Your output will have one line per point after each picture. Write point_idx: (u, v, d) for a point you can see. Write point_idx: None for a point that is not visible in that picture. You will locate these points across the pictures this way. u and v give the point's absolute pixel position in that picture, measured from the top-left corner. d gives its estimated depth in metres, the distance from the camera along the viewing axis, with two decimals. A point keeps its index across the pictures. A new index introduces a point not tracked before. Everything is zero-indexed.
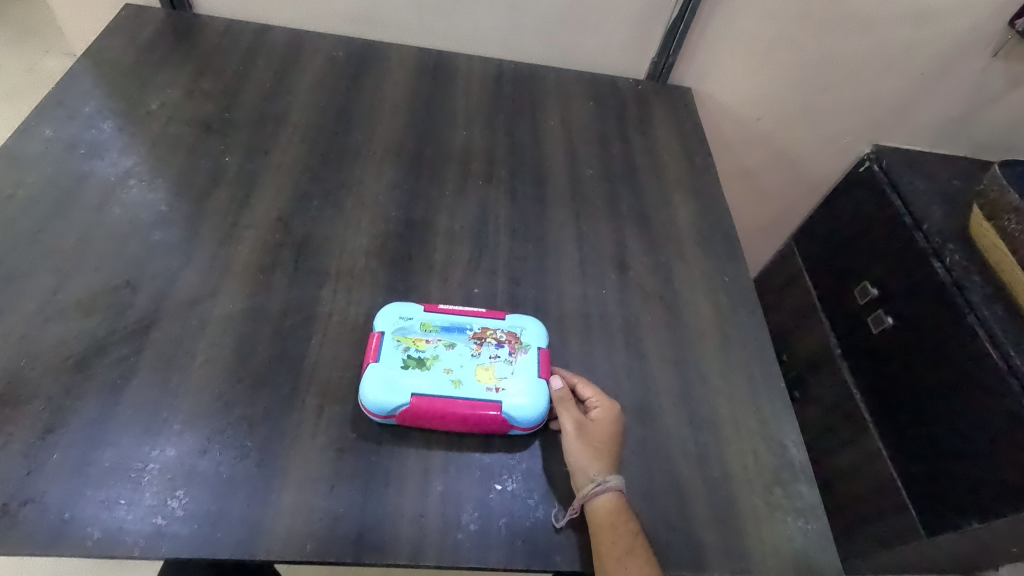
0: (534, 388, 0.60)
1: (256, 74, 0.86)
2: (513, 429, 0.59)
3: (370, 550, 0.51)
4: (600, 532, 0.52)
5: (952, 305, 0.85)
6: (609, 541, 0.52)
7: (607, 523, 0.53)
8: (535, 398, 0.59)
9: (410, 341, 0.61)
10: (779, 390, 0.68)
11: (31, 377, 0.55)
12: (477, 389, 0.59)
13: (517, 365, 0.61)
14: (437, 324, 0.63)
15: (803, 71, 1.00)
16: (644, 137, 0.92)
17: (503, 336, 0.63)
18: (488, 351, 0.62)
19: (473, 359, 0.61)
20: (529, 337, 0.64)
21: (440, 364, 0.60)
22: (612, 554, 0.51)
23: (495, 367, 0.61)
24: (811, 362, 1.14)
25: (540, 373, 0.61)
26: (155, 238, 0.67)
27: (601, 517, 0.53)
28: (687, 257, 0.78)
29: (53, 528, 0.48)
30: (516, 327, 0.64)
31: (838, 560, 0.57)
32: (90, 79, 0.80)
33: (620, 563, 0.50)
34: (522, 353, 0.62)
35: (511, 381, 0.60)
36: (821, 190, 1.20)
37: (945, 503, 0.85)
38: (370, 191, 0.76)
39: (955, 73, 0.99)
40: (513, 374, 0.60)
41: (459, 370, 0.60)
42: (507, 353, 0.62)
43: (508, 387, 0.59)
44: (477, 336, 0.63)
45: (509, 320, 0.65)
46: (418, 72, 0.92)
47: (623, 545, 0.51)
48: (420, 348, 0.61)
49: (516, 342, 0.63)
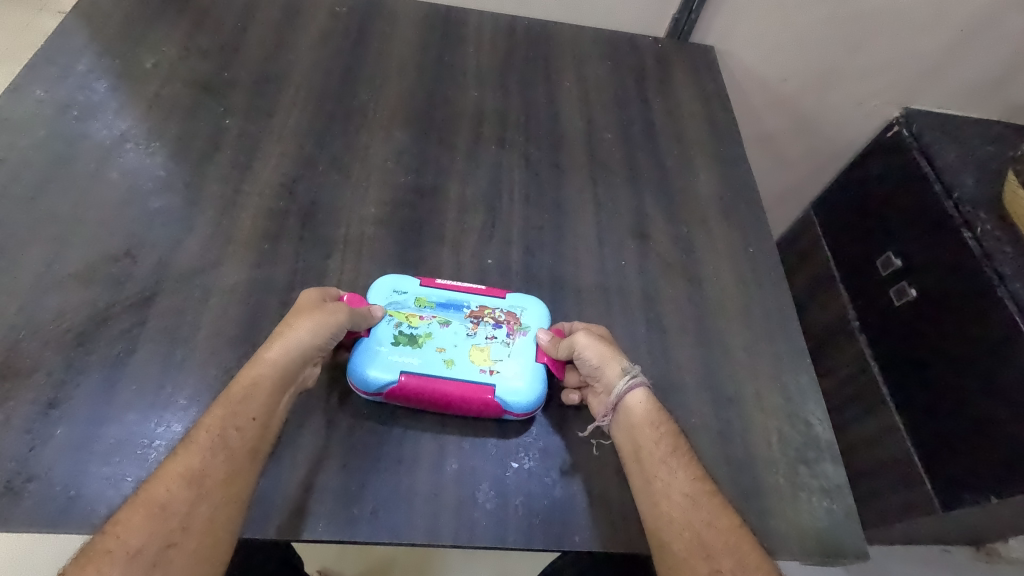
0: (529, 372, 0.57)
1: (257, 30, 0.81)
2: (507, 414, 0.56)
3: (385, 529, 0.49)
4: (640, 431, 0.54)
5: (983, 276, 0.81)
6: (651, 441, 0.54)
7: (646, 423, 0.55)
8: (531, 383, 0.56)
9: (403, 316, 0.59)
10: (805, 366, 0.65)
11: (31, 351, 0.53)
12: (469, 370, 0.56)
13: (514, 348, 0.59)
14: (432, 300, 0.61)
15: (830, 28, 0.94)
16: (665, 99, 0.87)
17: (501, 316, 0.60)
18: (485, 331, 0.59)
19: (468, 339, 0.59)
20: (528, 318, 0.61)
21: (433, 341, 0.58)
22: (656, 456, 0.53)
23: (492, 348, 0.58)
24: (829, 332, 1.11)
25: (538, 357, 0.59)
26: (155, 205, 0.64)
27: (638, 416, 0.55)
28: (710, 227, 0.75)
29: (59, 505, 0.47)
30: (516, 307, 0.61)
31: (864, 541, 0.55)
32: (81, 36, 0.76)
33: (664, 463, 0.52)
34: (521, 335, 0.60)
35: (507, 364, 0.57)
36: (845, 156, 1.15)
37: (963, 479, 0.83)
38: (378, 156, 0.72)
39: (997, 28, 0.92)
40: (509, 357, 0.58)
41: (452, 349, 0.58)
42: (505, 334, 0.59)
43: (501, 370, 0.57)
44: (474, 315, 0.60)
45: (509, 300, 0.62)
46: (427, 29, 0.87)
47: (666, 445, 0.53)
48: (413, 324, 0.59)
49: (515, 323, 0.60)
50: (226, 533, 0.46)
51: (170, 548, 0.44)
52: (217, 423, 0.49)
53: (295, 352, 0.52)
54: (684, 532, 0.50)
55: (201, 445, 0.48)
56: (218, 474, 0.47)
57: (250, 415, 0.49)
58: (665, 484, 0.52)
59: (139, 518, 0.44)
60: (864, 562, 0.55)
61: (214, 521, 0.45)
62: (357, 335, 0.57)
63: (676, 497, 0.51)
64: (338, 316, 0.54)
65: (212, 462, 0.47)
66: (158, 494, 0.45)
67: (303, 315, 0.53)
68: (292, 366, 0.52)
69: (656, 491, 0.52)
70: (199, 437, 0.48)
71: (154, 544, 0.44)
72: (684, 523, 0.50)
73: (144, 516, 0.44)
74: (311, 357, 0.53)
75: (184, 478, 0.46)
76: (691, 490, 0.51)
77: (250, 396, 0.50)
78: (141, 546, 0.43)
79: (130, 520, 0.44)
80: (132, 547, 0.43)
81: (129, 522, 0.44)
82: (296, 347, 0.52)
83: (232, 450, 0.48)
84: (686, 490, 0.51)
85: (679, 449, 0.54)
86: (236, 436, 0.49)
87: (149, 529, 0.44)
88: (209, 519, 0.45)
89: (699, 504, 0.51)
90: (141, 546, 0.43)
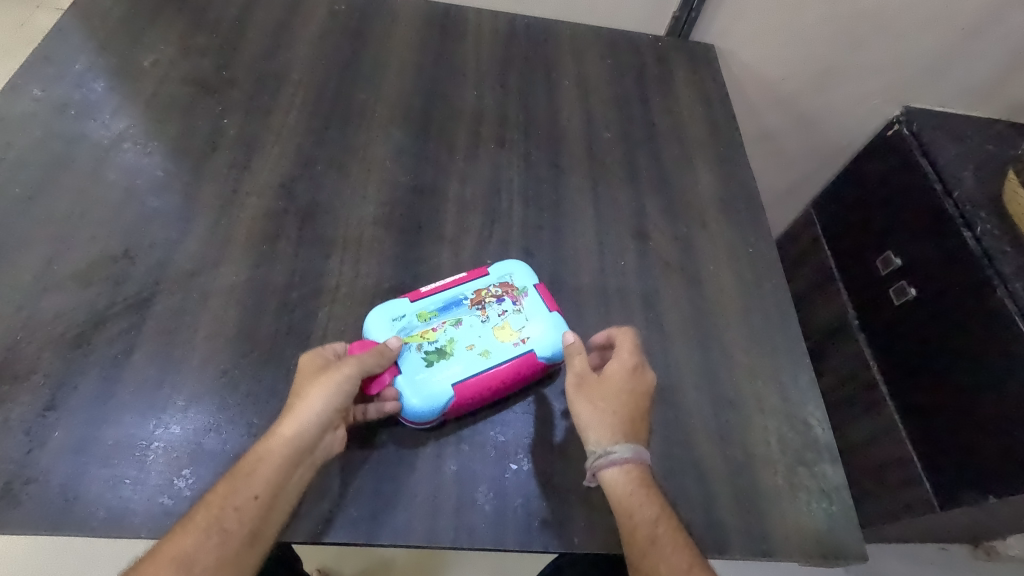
0: (550, 323, 0.59)
1: (255, 29, 0.81)
2: (551, 366, 0.59)
3: (384, 531, 0.50)
4: (621, 517, 0.50)
5: (983, 277, 0.81)
6: (630, 529, 0.49)
7: (625, 507, 0.50)
8: (558, 333, 0.59)
9: (418, 337, 0.57)
10: (804, 366, 0.65)
11: (30, 352, 0.53)
12: (508, 350, 0.57)
13: (527, 311, 0.60)
14: (433, 308, 0.59)
15: (832, 26, 0.93)
16: (664, 98, 0.87)
17: (499, 290, 0.61)
18: (494, 311, 0.60)
19: (485, 325, 0.59)
20: (519, 278, 0.62)
21: (459, 344, 0.57)
22: (635, 545, 0.49)
23: (509, 321, 0.59)
24: (829, 331, 1.11)
25: (546, 306, 0.61)
26: (153, 205, 0.64)
27: (616, 495, 0.51)
28: (709, 227, 0.74)
29: (57, 508, 0.47)
30: (505, 276, 0.62)
31: (863, 542, 0.55)
32: (78, 35, 0.75)
33: (644, 556, 0.48)
34: (524, 296, 0.61)
35: (531, 328, 0.59)
36: (846, 154, 1.15)
37: (961, 480, 0.83)
38: (377, 155, 0.72)
39: (999, 27, 0.92)
40: (528, 320, 0.60)
41: (479, 342, 0.58)
42: (512, 304, 0.61)
43: (530, 335, 0.59)
44: (476, 302, 0.60)
45: (495, 271, 0.63)
46: (425, 28, 0.87)
47: (645, 535, 0.49)
48: (432, 339, 0.57)
49: (513, 289, 0.62)
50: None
51: None
52: (217, 501, 0.46)
53: (309, 423, 0.49)
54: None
55: (196, 524, 0.45)
56: (209, 559, 0.45)
57: (252, 495, 0.47)
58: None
59: None
60: (863, 563, 0.55)
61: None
62: (385, 378, 0.55)
63: None
64: (350, 373, 0.51)
65: (204, 546, 0.45)
66: None
67: (314, 381, 0.51)
68: (306, 437, 0.49)
69: None
70: (197, 516, 0.46)
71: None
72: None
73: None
74: (327, 425, 0.50)
75: (174, 560, 0.44)
76: None
77: (255, 474, 0.47)
78: None
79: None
80: None
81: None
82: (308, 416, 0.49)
83: (226, 533, 0.46)
84: None
85: (663, 538, 0.49)
86: (234, 517, 0.46)
87: None
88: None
89: None
90: None
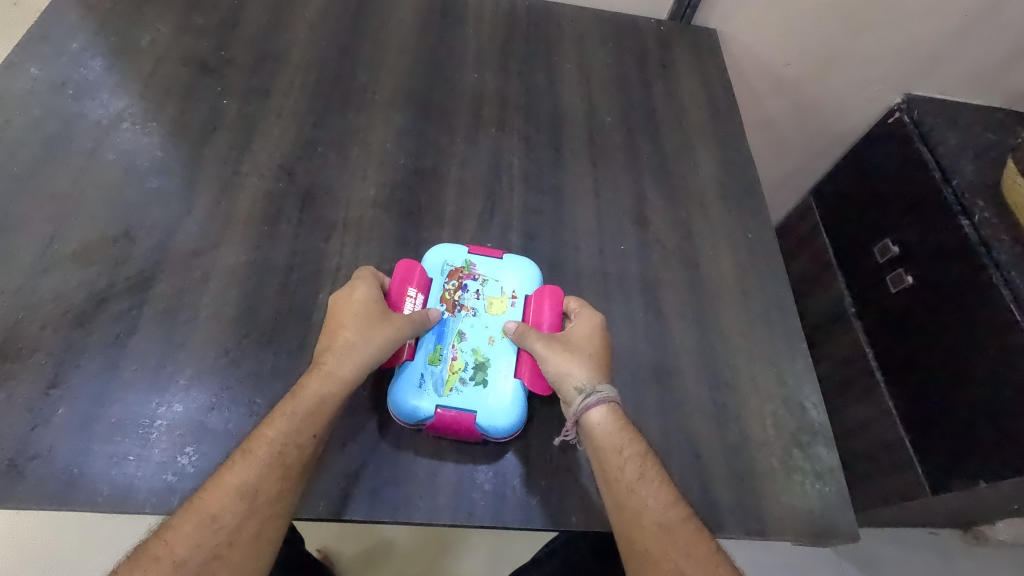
0: (513, 266, 0.62)
1: (254, 8, 0.80)
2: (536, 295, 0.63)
3: (386, 509, 0.50)
4: (605, 458, 0.51)
5: (979, 264, 0.81)
6: (617, 467, 0.51)
7: (609, 447, 0.52)
8: (524, 271, 0.62)
9: (451, 377, 0.56)
10: (801, 351, 0.66)
11: (32, 331, 0.54)
12: (513, 313, 0.60)
13: (489, 276, 0.61)
14: (433, 346, 0.57)
15: (834, 14, 0.93)
16: (666, 83, 0.86)
17: (455, 283, 0.60)
18: (472, 299, 0.60)
19: (479, 314, 0.59)
20: (455, 258, 0.62)
21: (483, 348, 0.58)
22: (623, 482, 0.50)
23: (491, 294, 0.60)
24: (826, 318, 1.12)
25: (495, 258, 0.62)
26: (153, 185, 0.64)
27: (601, 438, 0.52)
28: (709, 212, 0.75)
29: (62, 483, 0.47)
30: (446, 269, 0.61)
31: (855, 522, 0.56)
32: (75, 13, 0.74)
33: (632, 490, 0.50)
34: (474, 267, 0.61)
35: (508, 282, 0.61)
36: (846, 142, 1.14)
37: (953, 464, 0.84)
38: (378, 137, 0.72)
39: (1000, 16, 0.91)
40: (501, 279, 0.61)
41: (491, 331, 0.59)
42: (475, 281, 0.61)
43: (514, 289, 0.61)
44: (453, 307, 0.59)
45: (433, 272, 0.61)
46: (426, 9, 0.86)
47: (633, 471, 0.50)
48: (463, 367, 0.56)
49: (461, 270, 0.61)
50: (268, 546, 0.46)
51: (214, 560, 0.44)
52: (277, 436, 0.48)
53: (361, 367, 0.52)
54: (663, 565, 0.48)
55: (258, 457, 0.47)
56: (271, 490, 0.47)
57: (311, 433, 0.49)
58: (637, 513, 0.49)
59: (189, 527, 0.45)
60: (854, 543, 0.56)
61: (259, 536, 0.46)
62: (470, 426, 0.54)
63: (648, 526, 0.49)
64: (404, 331, 0.54)
65: (267, 478, 0.47)
66: (210, 505, 0.45)
67: (371, 330, 0.53)
68: (358, 378, 0.52)
69: (627, 520, 0.49)
70: (257, 449, 0.48)
71: (200, 555, 0.44)
72: (663, 555, 0.48)
73: (196, 525, 0.45)
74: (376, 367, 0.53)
75: (238, 492, 0.46)
76: (662, 518, 0.49)
77: (315, 411, 0.50)
78: (186, 556, 0.44)
79: (181, 527, 0.45)
80: (178, 556, 0.44)
81: (181, 530, 0.44)
82: (365, 361, 0.52)
83: (288, 466, 0.48)
84: (658, 519, 0.49)
85: (647, 472, 0.51)
86: (294, 453, 0.48)
87: (196, 540, 0.44)
88: (255, 534, 0.46)
89: (672, 533, 0.49)
90: (186, 556, 0.44)
